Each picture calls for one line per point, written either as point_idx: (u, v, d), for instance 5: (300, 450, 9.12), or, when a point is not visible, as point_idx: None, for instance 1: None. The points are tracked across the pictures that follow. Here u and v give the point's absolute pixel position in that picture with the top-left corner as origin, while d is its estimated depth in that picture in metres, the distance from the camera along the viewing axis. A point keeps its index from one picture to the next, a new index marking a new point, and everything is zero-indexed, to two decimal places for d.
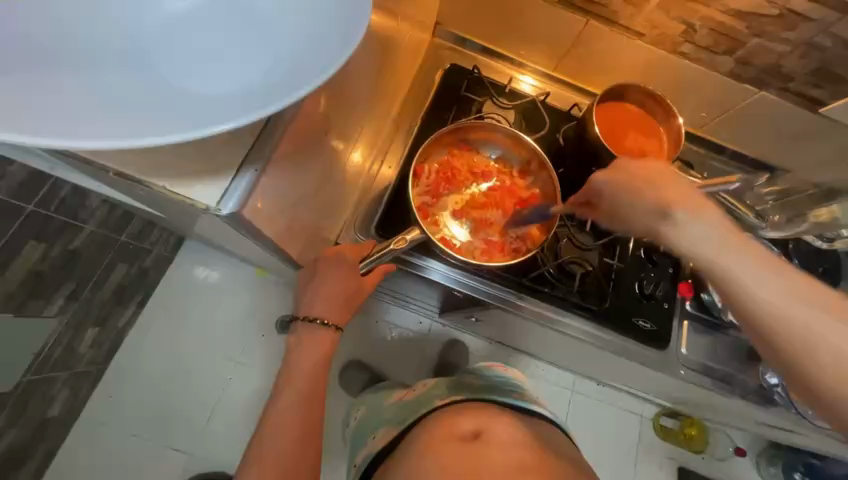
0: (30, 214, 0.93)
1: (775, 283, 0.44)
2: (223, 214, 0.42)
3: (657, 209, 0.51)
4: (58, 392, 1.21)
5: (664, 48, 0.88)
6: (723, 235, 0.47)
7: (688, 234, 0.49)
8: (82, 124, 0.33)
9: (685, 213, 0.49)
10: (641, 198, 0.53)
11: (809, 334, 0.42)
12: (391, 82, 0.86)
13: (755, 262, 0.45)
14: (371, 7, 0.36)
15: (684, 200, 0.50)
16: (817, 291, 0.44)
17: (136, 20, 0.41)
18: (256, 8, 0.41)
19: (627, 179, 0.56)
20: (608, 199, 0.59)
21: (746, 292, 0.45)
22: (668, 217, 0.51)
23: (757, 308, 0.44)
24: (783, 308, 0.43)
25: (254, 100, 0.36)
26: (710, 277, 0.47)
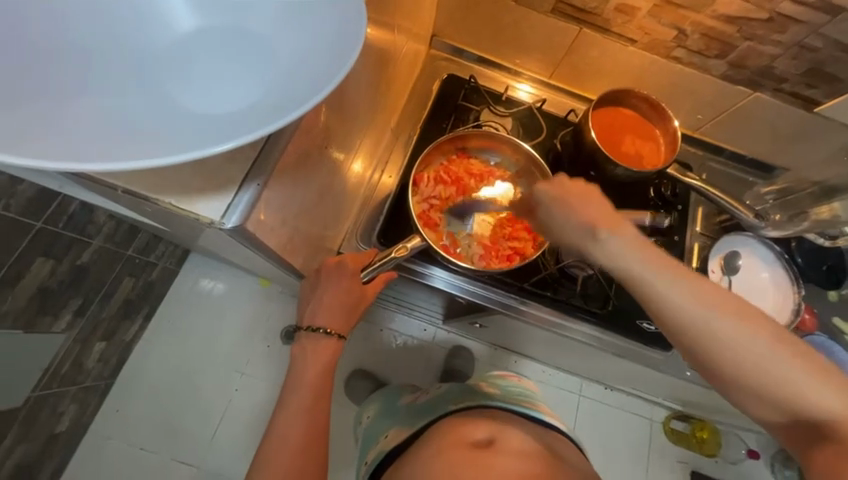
0: (39, 231, 0.95)
1: (681, 294, 0.49)
2: (227, 227, 0.43)
3: (584, 229, 0.55)
4: (67, 407, 1.22)
5: (657, 53, 0.90)
6: (636, 249, 0.52)
7: (608, 252, 0.53)
8: (92, 148, 0.35)
9: (606, 232, 0.53)
10: (570, 217, 0.56)
11: (714, 336, 0.48)
12: (389, 94, 0.88)
13: (667, 275, 0.50)
14: (367, 27, 0.37)
15: (603, 217, 0.54)
16: (715, 293, 0.49)
17: (142, 44, 0.42)
18: (256, 29, 0.42)
19: (560, 195, 0.58)
20: (544, 213, 0.61)
21: (665, 304, 0.50)
22: (592, 237, 0.54)
23: (675, 320, 0.49)
24: (697, 317, 0.49)
25: (255, 119, 0.37)
26: (631, 288, 0.52)
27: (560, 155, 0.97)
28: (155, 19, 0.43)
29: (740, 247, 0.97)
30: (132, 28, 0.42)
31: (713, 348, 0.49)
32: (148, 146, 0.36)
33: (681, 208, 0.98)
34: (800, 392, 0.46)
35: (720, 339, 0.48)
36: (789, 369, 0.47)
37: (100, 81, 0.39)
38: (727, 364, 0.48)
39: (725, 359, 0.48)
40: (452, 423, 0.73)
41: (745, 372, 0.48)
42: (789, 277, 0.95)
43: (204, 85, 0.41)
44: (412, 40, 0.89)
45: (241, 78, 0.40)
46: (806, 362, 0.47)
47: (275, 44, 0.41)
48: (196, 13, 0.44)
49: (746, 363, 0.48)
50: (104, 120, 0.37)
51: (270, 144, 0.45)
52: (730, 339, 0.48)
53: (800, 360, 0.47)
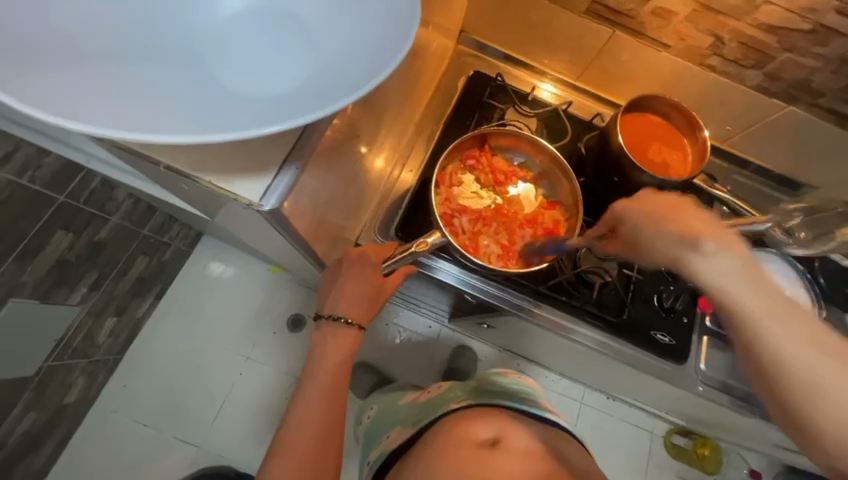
0: (61, 205, 0.98)
1: (802, 340, 0.40)
2: (264, 209, 0.43)
3: (684, 243, 0.45)
4: (76, 379, 1.24)
5: (691, 61, 0.88)
6: (750, 276, 0.42)
7: (716, 275, 0.43)
8: (146, 121, 0.35)
9: (715, 248, 0.43)
10: (663, 228, 0.48)
11: (837, 402, 0.39)
12: (416, 87, 0.88)
13: (790, 318, 0.41)
14: (419, 16, 0.37)
15: (715, 234, 0.44)
16: (839, 345, 0.40)
17: (193, 25, 0.43)
18: (305, 15, 0.42)
19: (651, 208, 0.51)
20: (628, 226, 0.54)
21: (783, 352, 0.40)
22: (695, 248, 0.44)
23: (776, 361, 0.40)
24: (806, 363, 0.40)
25: (303, 103, 0.37)
26: (740, 328, 0.42)
27: (584, 159, 0.96)
28: (208, 2, 0.44)
29: (761, 261, 0.97)
30: (187, 12, 0.44)
31: (835, 418, 0.39)
32: (198, 123, 0.36)
33: (702, 220, 0.97)
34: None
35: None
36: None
37: (153, 57, 0.40)
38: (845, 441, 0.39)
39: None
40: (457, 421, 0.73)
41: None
42: (811, 296, 0.94)
43: (252, 66, 0.41)
44: (442, 35, 0.89)
45: (289, 60, 0.41)
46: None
47: (324, 28, 0.41)
48: None
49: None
50: (156, 95, 0.38)
51: (310, 128, 0.45)
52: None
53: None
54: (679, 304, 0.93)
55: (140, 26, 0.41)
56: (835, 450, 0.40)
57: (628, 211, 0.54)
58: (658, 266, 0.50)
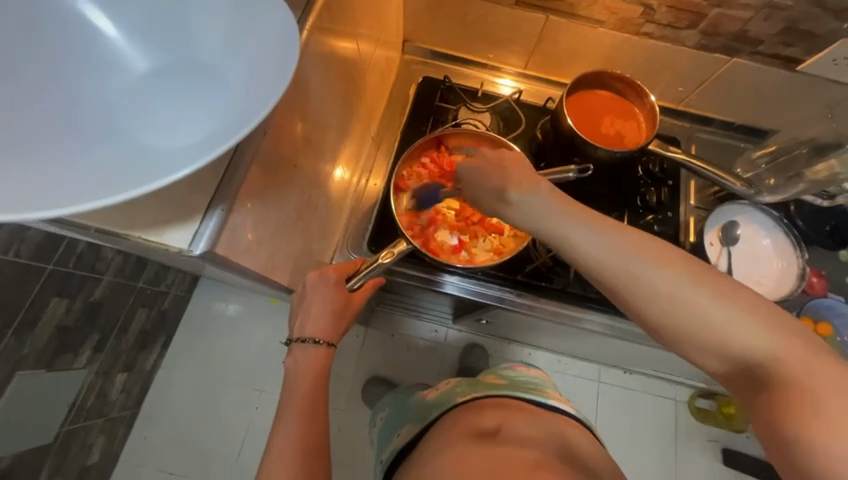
0: (51, 272, 0.99)
1: (613, 246, 0.48)
2: (195, 254, 0.44)
3: (499, 193, 0.57)
4: (95, 440, 1.27)
5: (628, 31, 0.89)
6: (552, 205, 0.52)
7: (521, 211, 0.54)
8: (52, 198, 0.35)
9: (517, 193, 0.54)
10: (487, 181, 0.58)
11: (636, 280, 0.47)
12: (364, 103, 0.90)
13: (580, 224, 0.50)
14: (299, 45, 0.39)
15: (520, 179, 0.55)
16: (639, 245, 0.47)
17: (99, 88, 0.43)
18: (204, 60, 0.43)
19: (479, 164, 0.60)
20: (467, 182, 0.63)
21: (584, 255, 0.49)
22: (505, 198, 0.56)
23: (603, 269, 0.48)
24: (621, 268, 0.47)
25: (206, 146, 0.38)
26: (552, 246, 0.53)
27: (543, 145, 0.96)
28: (109, 62, 0.44)
29: (737, 216, 0.95)
30: (88, 76, 0.43)
31: (633, 299, 0.48)
32: (106, 185, 0.36)
33: (670, 184, 0.98)
34: (735, 332, 0.44)
35: (638, 284, 0.47)
36: (713, 308, 0.44)
37: (57, 130, 0.39)
38: (661, 316, 0.46)
39: (651, 303, 0.47)
40: (465, 414, 0.74)
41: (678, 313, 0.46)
42: (792, 241, 0.92)
43: (162, 121, 0.42)
44: (382, 47, 0.91)
45: (198, 110, 0.42)
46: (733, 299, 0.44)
47: (226, 72, 0.42)
48: (149, 51, 0.44)
49: (670, 306, 0.46)
50: (66, 167, 0.38)
51: (232, 171, 0.46)
52: (650, 283, 0.46)
53: (725, 299, 0.44)
54: None
55: (35, 100, 0.40)
56: (655, 325, 0.47)
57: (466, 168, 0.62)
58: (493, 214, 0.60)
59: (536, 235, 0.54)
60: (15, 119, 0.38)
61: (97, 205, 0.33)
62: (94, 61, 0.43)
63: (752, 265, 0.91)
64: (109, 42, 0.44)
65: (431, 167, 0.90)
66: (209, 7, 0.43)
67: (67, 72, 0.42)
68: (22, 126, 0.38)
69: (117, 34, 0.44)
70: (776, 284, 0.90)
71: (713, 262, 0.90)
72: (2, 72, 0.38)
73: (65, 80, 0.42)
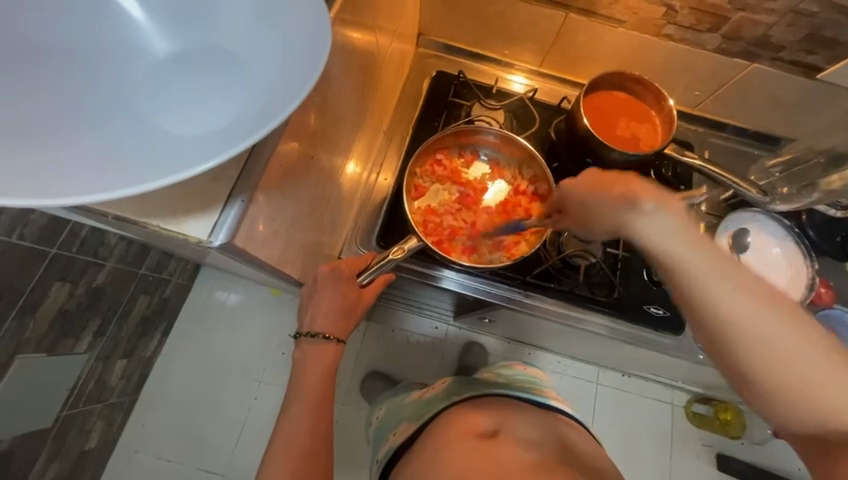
0: (54, 257, 0.98)
1: (732, 288, 0.45)
2: (214, 245, 0.44)
3: (623, 204, 0.51)
4: (94, 425, 1.27)
5: (648, 32, 0.88)
6: (682, 229, 0.48)
7: (649, 229, 0.49)
8: (75, 184, 0.34)
9: (651, 206, 0.49)
10: (605, 195, 0.53)
11: (755, 326, 0.44)
12: (378, 95, 0.88)
13: (708, 257, 0.46)
14: (330, 33, 0.38)
15: (649, 192, 0.50)
16: (762, 290, 0.45)
17: (116, 68, 0.41)
18: (228, 44, 0.42)
19: (593, 183, 0.55)
20: (573, 200, 0.59)
21: (706, 289, 0.46)
22: (636, 208, 0.50)
23: (713, 307, 0.46)
24: (738, 310, 0.45)
25: (235, 134, 0.37)
26: (658, 265, 0.49)
27: (555, 145, 0.95)
28: (130, 42, 0.42)
29: (747, 224, 0.94)
30: (109, 57, 0.41)
31: (744, 343, 0.45)
32: (131, 172, 0.35)
33: (683, 189, 0.97)
34: (837, 403, 0.43)
35: (755, 331, 0.44)
36: (824, 375, 0.43)
37: (77, 112, 0.38)
38: (768, 371, 0.44)
39: (763, 351, 0.44)
40: (462, 410, 0.74)
41: (785, 370, 0.44)
42: (801, 251, 0.92)
43: (185, 106, 0.40)
44: (397, 40, 0.89)
45: (222, 96, 0.40)
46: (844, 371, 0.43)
47: (253, 59, 0.41)
48: (172, 33, 0.43)
49: (784, 363, 0.44)
50: (88, 151, 0.36)
51: (252, 161, 0.45)
52: (769, 332, 0.44)
53: (835, 367, 0.43)
54: None
55: (57, 81, 0.38)
56: (753, 376, 0.45)
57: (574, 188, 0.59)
58: (601, 232, 0.56)
59: (654, 257, 0.49)
60: (36, 101, 0.37)
61: (124, 193, 0.33)
62: (116, 41, 0.42)
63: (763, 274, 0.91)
64: (132, 23, 0.42)
65: (444, 165, 0.90)
66: None
67: (85, 52, 0.40)
68: (43, 107, 0.37)
69: (141, 15, 0.43)
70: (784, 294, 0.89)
71: None
72: None
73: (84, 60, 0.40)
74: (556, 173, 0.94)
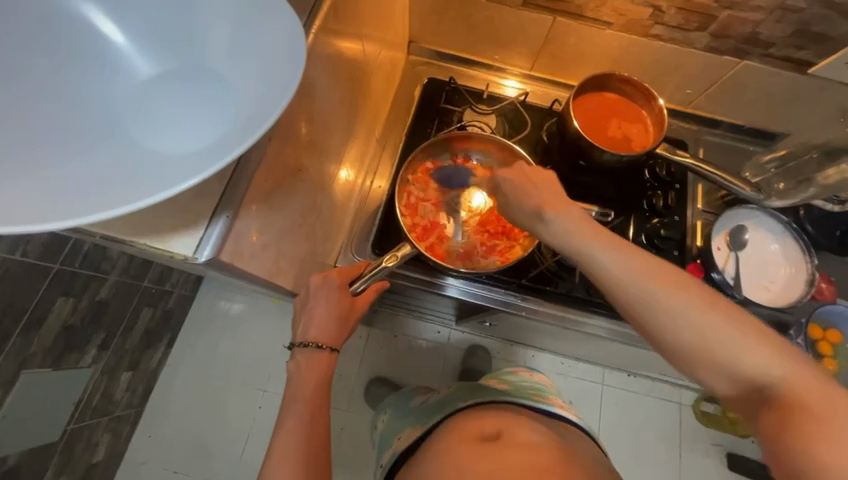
0: (57, 272, 1.00)
1: (622, 266, 0.51)
2: (200, 261, 0.44)
3: (533, 211, 0.59)
4: (101, 437, 1.28)
5: (636, 33, 0.88)
6: (575, 226, 0.55)
7: (554, 232, 0.57)
8: (62, 209, 0.34)
9: (552, 213, 0.57)
10: (524, 196, 0.60)
11: (646, 294, 0.49)
12: (369, 103, 0.89)
13: (603, 246, 0.53)
14: (305, 50, 0.39)
15: (548, 200, 0.58)
16: (647, 264, 0.50)
17: (103, 92, 0.42)
18: (209, 64, 0.43)
19: (515, 180, 0.62)
20: (504, 196, 0.64)
21: (612, 282, 0.51)
22: (540, 216, 0.58)
23: (608, 287, 0.52)
24: (625, 283, 0.50)
25: (215, 153, 0.37)
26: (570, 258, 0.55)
27: (548, 147, 0.95)
28: (115, 68, 0.43)
29: (744, 220, 0.94)
30: (94, 83, 0.42)
31: (639, 311, 0.49)
32: (115, 194, 0.36)
33: (677, 187, 0.97)
34: (738, 356, 0.45)
35: (630, 290, 0.50)
36: (718, 330, 0.46)
37: (62, 137, 0.39)
38: (665, 333, 0.48)
39: (665, 327, 0.48)
40: (467, 419, 0.73)
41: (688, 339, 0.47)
42: (801, 247, 0.91)
43: (169, 127, 0.41)
44: (387, 48, 0.90)
45: (204, 115, 0.41)
46: (747, 331, 0.46)
47: (233, 78, 0.42)
48: (155, 57, 0.44)
49: (675, 325, 0.47)
50: (73, 176, 0.37)
51: (237, 176, 0.46)
52: (663, 305, 0.48)
53: (740, 332, 0.46)
54: None
55: (41, 106, 0.39)
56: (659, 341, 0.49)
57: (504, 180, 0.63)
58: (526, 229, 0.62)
59: (559, 252, 0.57)
60: (22, 127, 0.37)
61: (106, 215, 0.33)
62: (100, 67, 0.43)
63: (762, 270, 0.90)
64: (115, 48, 0.43)
65: (436, 171, 0.91)
66: (216, 11, 0.42)
67: (71, 77, 0.41)
68: (30, 132, 0.38)
69: (123, 39, 0.43)
70: (785, 290, 0.89)
71: (720, 267, 0.89)
72: (10, 78, 0.38)
73: (70, 86, 0.41)
74: (549, 175, 0.95)
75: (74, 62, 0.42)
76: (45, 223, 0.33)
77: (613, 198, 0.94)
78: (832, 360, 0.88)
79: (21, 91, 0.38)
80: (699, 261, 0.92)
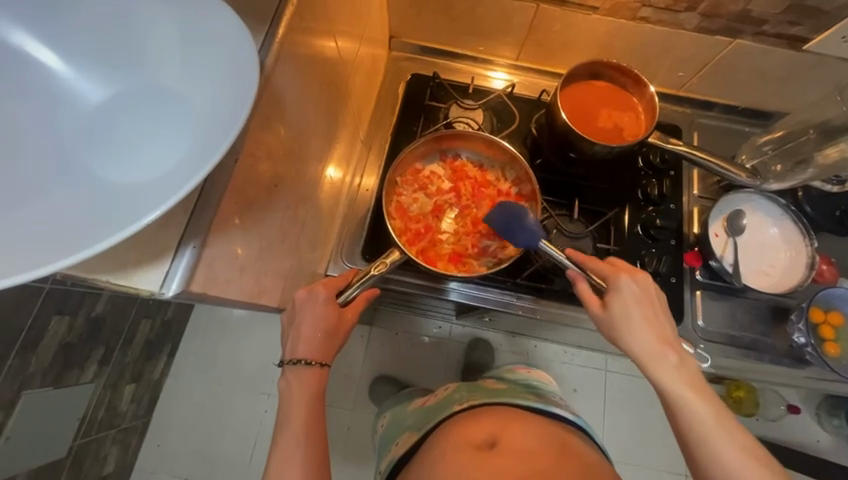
0: (49, 291, 0.95)
1: (725, 435, 0.55)
2: (168, 296, 0.43)
3: (658, 350, 0.60)
4: (109, 451, 1.28)
5: (622, 17, 0.85)
6: (691, 381, 0.58)
7: (670, 375, 0.59)
8: (6, 257, 0.32)
9: (673, 358, 0.60)
10: (644, 330, 0.62)
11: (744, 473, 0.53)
12: (351, 105, 0.86)
13: (706, 401, 0.57)
14: (258, 66, 0.36)
15: (672, 344, 0.61)
16: (748, 443, 0.55)
17: (49, 123, 0.40)
18: (162, 87, 0.40)
19: (643, 307, 0.63)
20: (625, 307, 0.63)
21: (686, 409, 0.57)
22: (663, 355, 0.60)
23: (713, 448, 0.55)
24: (728, 452, 0.54)
25: (171, 183, 0.35)
26: (681, 412, 0.58)
27: (538, 140, 0.93)
28: (61, 98, 0.41)
29: (742, 205, 0.91)
30: (39, 116, 0.40)
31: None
32: (67, 234, 0.34)
33: (672, 174, 0.94)
34: None
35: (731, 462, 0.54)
36: None
37: (6, 175, 0.36)
38: None
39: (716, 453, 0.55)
40: (464, 421, 0.72)
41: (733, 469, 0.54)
42: (800, 229, 0.89)
43: (124, 157, 0.39)
44: (365, 47, 0.87)
45: (159, 143, 0.39)
46: None
47: (187, 100, 0.39)
48: (104, 83, 0.41)
49: None
50: (17, 215, 0.34)
51: (203, 202, 0.44)
52: (740, 460, 0.54)
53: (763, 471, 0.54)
54: (664, 265, 0.87)
55: None
56: None
57: (634, 292, 0.63)
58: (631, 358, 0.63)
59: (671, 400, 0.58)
60: None
61: (58, 263, 0.31)
62: (44, 98, 0.40)
63: (760, 256, 0.88)
64: (58, 77, 0.41)
65: (425, 171, 0.89)
66: (163, 29, 0.40)
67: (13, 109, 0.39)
68: None
69: (65, 66, 0.41)
70: (784, 275, 0.87)
71: (718, 254, 0.87)
72: None
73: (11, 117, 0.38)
74: (539, 169, 0.92)
75: (15, 93, 0.39)
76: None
77: (607, 189, 0.92)
78: (836, 343, 0.86)
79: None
80: (697, 249, 0.90)
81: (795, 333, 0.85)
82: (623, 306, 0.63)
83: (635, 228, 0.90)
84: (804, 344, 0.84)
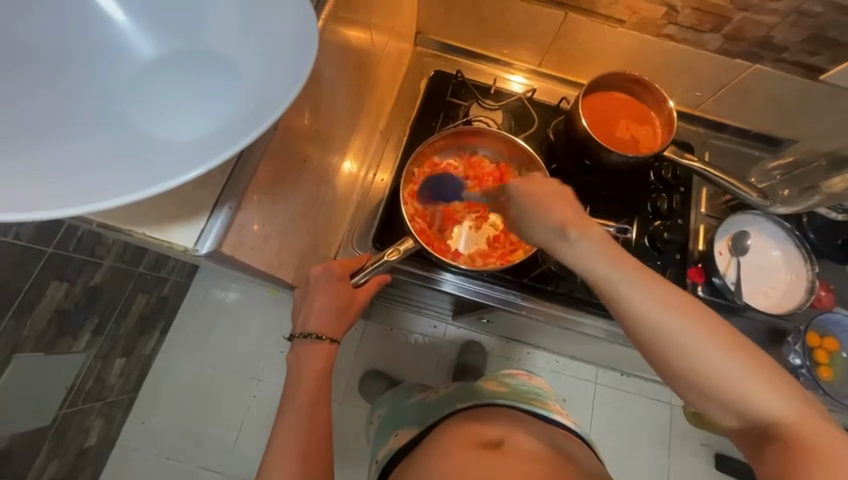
0: (51, 256, 0.95)
1: (650, 297, 0.47)
2: (202, 253, 0.44)
3: (555, 228, 0.53)
4: (93, 423, 1.27)
5: (648, 32, 0.87)
6: (604, 251, 0.50)
7: (577, 253, 0.51)
8: (64, 199, 0.33)
9: (576, 234, 0.51)
10: (545, 211, 0.54)
11: (677, 340, 0.46)
12: (375, 94, 0.87)
13: (629, 271, 0.49)
14: (318, 35, 0.37)
15: (573, 218, 0.53)
16: (674, 300, 0.47)
17: (101, 74, 0.41)
18: (215, 50, 0.41)
19: (530, 192, 0.57)
20: (516, 207, 0.59)
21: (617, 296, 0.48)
22: (564, 234, 0.52)
23: (635, 320, 0.48)
24: (654, 320, 0.47)
25: (222, 141, 0.36)
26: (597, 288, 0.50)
27: (554, 145, 0.95)
28: (117, 53, 0.41)
29: (747, 226, 0.93)
30: (94, 66, 0.40)
31: (665, 351, 0.47)
32: (118, 182, 0.35)
33: (682, 190, 0.96)
34: (763, 403, 0.44)
35: (651, 323, 0.47)
36: (747, 378, 0.45)
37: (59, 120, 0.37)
38: (686, 375, 0.46)
39: (724, 386, 0.45)
40: (465, 421, 0.72)
41: (743, 400, 0.45)
42: (802, 254, 0.91)
43: (173, 114, 0.40)
44: (394, 39, 0.88)
45: (208, 103, 0.40)
46: (749, 363, 0.45)
47: (241, 64, 0.40)
48: (159, 42, 0.42)
49: (701, 374, 0.46)
50: (72, 161, 0.35)
51: (240, 168, 0.45)
52: (660, 326, 0.46)
53: (778, 387, 0.44)
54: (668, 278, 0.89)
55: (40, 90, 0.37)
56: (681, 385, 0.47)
57: (516, 190, 0.59)
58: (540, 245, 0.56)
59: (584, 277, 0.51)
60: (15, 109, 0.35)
61: (119, 202, 0.32)
62: (101, 50, 0.41)
63: (760, 277, 0.90)
64: (116, 32, 0.41)
65: (442, 163, 0.90)
66: None
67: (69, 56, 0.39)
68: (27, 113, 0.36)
69: (125, 22, 0.42)
70: (784, 297, 0.89)
71: (721, 272, 0.88)
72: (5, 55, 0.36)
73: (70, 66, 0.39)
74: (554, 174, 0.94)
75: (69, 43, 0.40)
76: (54, 211, 0.31)
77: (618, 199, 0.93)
78: (829, 368, 0.89)
79: (24, 74, 0.37)
80: (701, 265, 0.91)
81: (790, 354, 0.87)
82: (574, 248, 0.51)
83: (642, 240, 0.92)
84: (799, 366, 0.87)
